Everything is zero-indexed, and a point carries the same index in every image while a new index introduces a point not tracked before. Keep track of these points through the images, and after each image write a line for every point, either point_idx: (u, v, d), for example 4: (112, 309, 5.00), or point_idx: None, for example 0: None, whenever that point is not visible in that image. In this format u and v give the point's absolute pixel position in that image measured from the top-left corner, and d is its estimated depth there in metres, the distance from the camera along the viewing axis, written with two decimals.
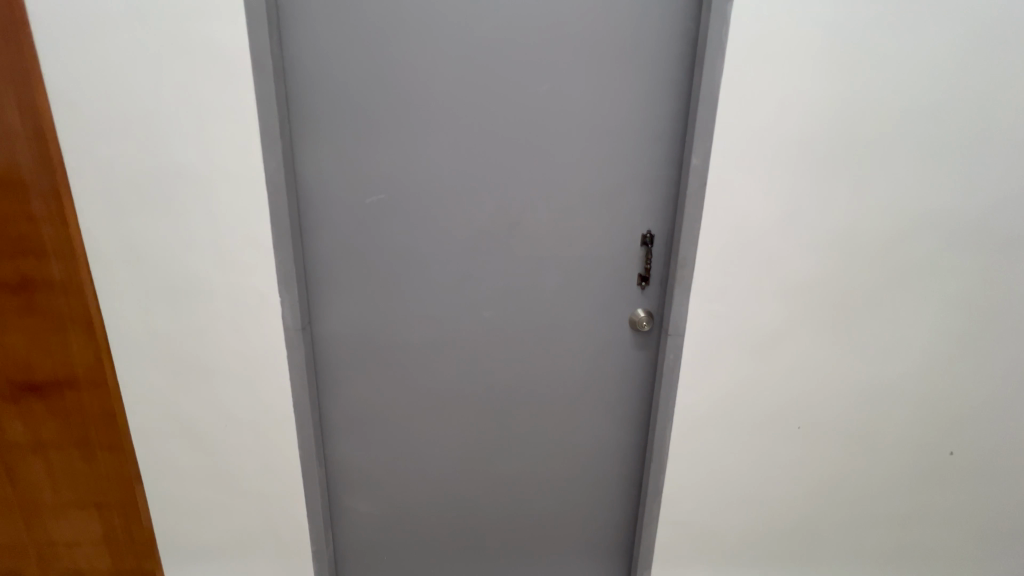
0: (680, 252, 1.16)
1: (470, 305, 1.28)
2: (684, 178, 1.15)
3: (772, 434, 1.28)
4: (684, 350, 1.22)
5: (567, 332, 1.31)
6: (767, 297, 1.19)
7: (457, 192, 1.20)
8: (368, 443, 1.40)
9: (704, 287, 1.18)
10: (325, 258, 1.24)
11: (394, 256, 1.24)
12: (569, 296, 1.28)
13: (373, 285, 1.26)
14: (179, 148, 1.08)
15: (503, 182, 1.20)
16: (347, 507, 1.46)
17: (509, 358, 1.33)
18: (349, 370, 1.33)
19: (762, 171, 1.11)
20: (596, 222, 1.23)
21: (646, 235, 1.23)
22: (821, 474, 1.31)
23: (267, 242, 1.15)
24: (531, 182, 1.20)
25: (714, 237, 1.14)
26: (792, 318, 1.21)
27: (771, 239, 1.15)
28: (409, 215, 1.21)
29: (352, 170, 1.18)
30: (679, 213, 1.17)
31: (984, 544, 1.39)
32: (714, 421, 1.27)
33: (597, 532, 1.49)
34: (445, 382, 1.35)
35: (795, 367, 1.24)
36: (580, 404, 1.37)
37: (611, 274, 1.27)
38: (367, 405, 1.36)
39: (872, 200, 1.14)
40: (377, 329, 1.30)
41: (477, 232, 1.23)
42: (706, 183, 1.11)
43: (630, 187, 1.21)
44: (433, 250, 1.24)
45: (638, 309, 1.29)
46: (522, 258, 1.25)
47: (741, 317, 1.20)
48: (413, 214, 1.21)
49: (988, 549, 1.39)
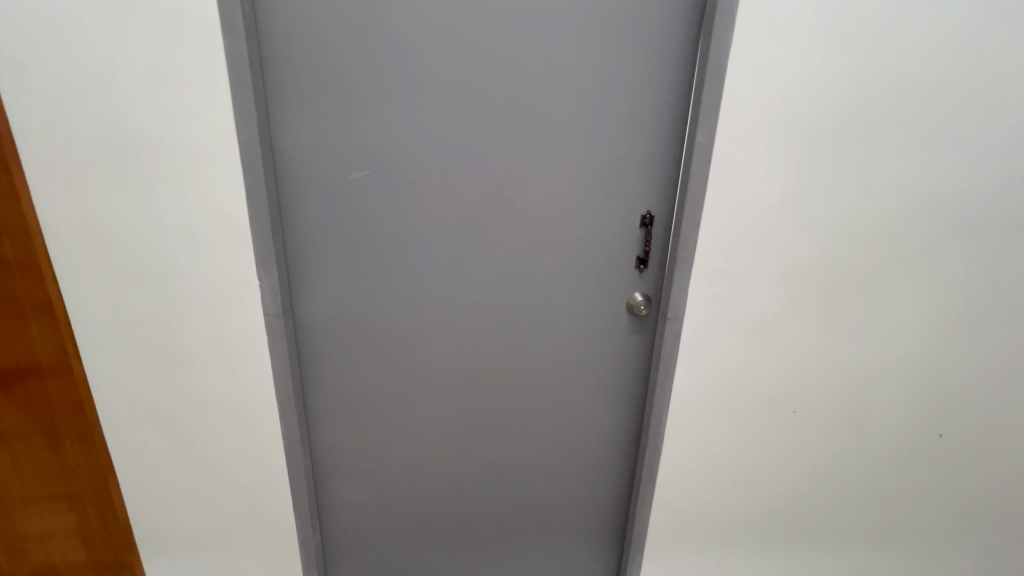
0: (681, 234, 1.12)
1: (463, 288, 1.23)
2: (687, 156, 1.10)
3: (767, 420, 1.27)
4: (682, 335, 1.19)
5: (562, 316, 1.27)
6: (767, 281, 1.16)
7: (448, 168, 1.13)
8: (355, 431, 1.35)
9: (705, 271, 1.14)
10: (308, 239, 1.17)
11: (381, 237, 1.18)
12: (565, 279, 1.24)
13: (359, 268, 1.20)
14: (144, 115, 0.98)
15: (497, 158, 1.13)
16: (334, 496, 1.42)
17: (503, 344, 1.29)
18: (334, 356, 1.27)
19: (768, 151, 1.06)
20: (594, 204, 1.18)
21: (645, 216, 1.18)
22: (812, 456, 1.31)
23: (244, 221, 1.07)
24: (527, 160, 1.14)
25: (715, 218, 1.10)
26: (790, 301, 1.18)
27: (773, 221, 1.12)
28: (397, 194, 1.15)
29: (336, 144, 1.10)
30: (680, 193, 1.13)
31: (972, 525, 1.40)
32: (709, 407, 1.26)
33: (590, 517, 1.48)
34: (436, 367, 1.30)
35: (791, 351, 1.22)
36: (575, 390, 1.34)
37: (608, 257, 1.23)
38: (354, 391, 1.31)
39: (875, 182, 1.11)
40: (363, 313, 1.24)
41: (470, 212, 1.17)
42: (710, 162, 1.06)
43: (629, 165, 1.16)
44: (424, 230, 1.18)
45: (635, 293, 1.25)
46: (516, 241, 1.20)
47: (740, 302, 1.17)
48: (402, 192, 1.14)
49: (973, 533, 1.41)
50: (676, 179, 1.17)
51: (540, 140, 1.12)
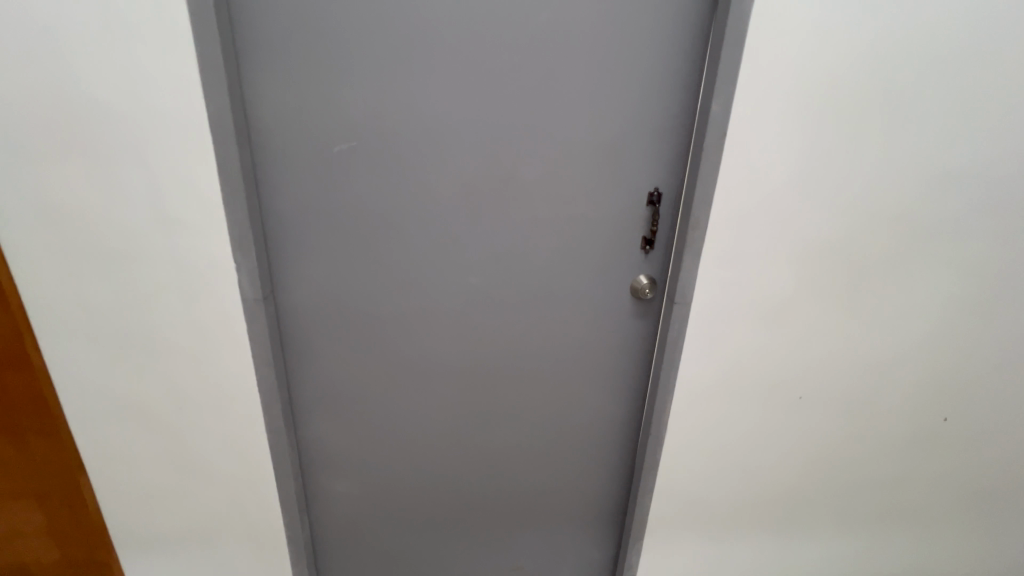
0: (692, 213, 1.05)
1: (458, 271, 1.16)
2: (700, 129, 1.03)
3: (773, 407, 1.24)
4: (690, 320, 1.13)
5: (563, 300, 1.21)
6: (779, 263, 1.11)
7: (442, 141, 1.04)
8: (345, 421, 1.28)
9: (716, 252, 1.08)
10: (289, 218, 1.07)
11: (370, 215, 1.09)
12: (567, 261, 1.17)
13: (346, 250, 1.11)
14: (97, 76, 0.87)
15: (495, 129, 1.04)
16: (323, 488, 1.36)
17: (501, 329, 1.22)
18: (321, 343, 1.20)
19: (787, 123, 0.99)
20: (599, 180, 1.10)
21: (653, 193, 1.11)
22: (817, 443, 1.29)
23: (216, 198, 0.97)
24: (527, 132, 1.05)
25: (729, 196, 1.04)
26: (801, 284, 1.13)
27: (789, 199, 1.06)
28: (386, 169, 1.05)
29: (317, 113, 1.00)
30: (691, 169, 1.06)
31: (971, 508, 1.40)
32: (715, 393, 1.21)
33: (589, 505, 1.45)
34: (430, 354, 1.23)
35: (801, 336, 1.18)
36: (575, 377, 1.29)
37: (612, 237, 1.16)
38: (343, 380, 1.24)
39: (897, 158, 1.05)
40: (351, 298, 1.16)
41: (466, 189, 1.08)
42: (725, 135, 0.99)
43: (637, 139, 1.08)
44: (416, 208, 1.09)
45: (640, 276, 1.19)
46: (515, 220, 1.12)
47: (751, 285, 1.12)
48: (392, 166, 1.05)
49: (974, 515, 1.41)
50: (685, 154, 1.10)
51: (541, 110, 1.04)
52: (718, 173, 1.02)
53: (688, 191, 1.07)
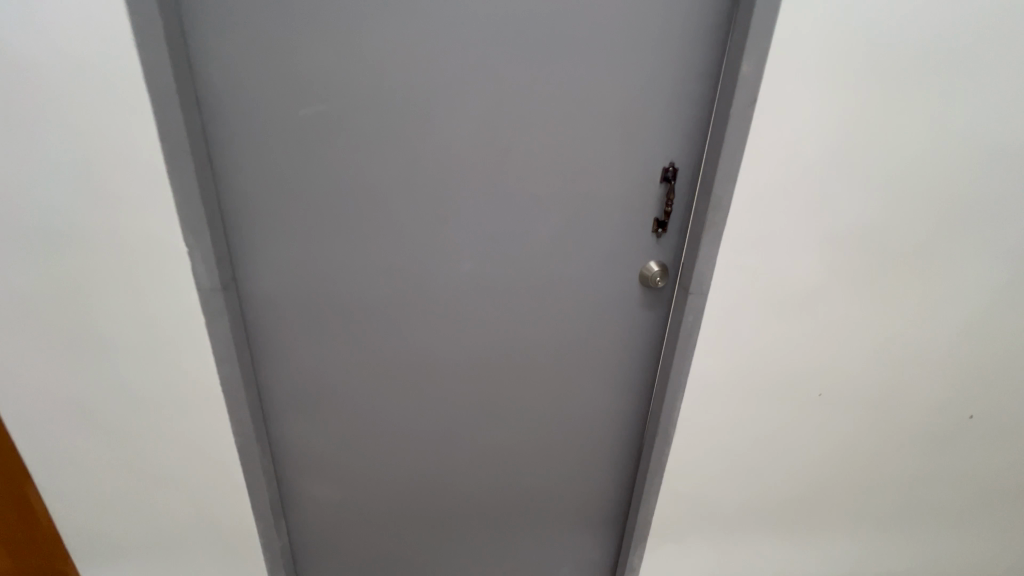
0: (713, 191, 0.93)
1: (449, 255, 1.03)
2: (725, 94, 0.90)
3: (788, 404, 1.15)
4: (706, 310, 1.02)
5: (565, 289, 1.09)
6: (807, 249, 1.00)
7: (428, 105, 0.90)
8: (323, 425, 1.17)
9: (737, 237, 0.97)
10: (250, 195, 0.93)
11: (344, 192, 0.95)
12: (570, 246, 1.05)
13: (319, 231, 0.98)
14: (8, 19, 0.71)
15: (490, 93, 0.90)
16: (301, 494, 1.24)
17: (497, 320, 1.11)
18: (293, 337, 1.07)
19: (825, 88, 0.87)
20: (608, 153, 0.97)
21: (668, 169, 0.99)
22: (834, 442, 1.21)
23: (161, 170, 0.83)
24: (528, 96, 0.91)
25: (755, 173, 0.92)
26: (829, 273, 1.02)
27: (821, 177, 0.94)
28: (362, 138, 0.91)
29: (279, 70, 0.85)
30: (713, 140, 0.93)
31: (989, 508, 1.34)
32: (729, 390, 1.12)
33: (590, 506, 1.36)
34: (418, 347, 1.11)
35: (825, 329, 1.08)
36: (577, 372, 1.18)
37: (621, 219, 1.03)
38: (320, 376, 1.12)
39: (948, 132, 0.93)
40: (326, 285, 1.02)
41: (458, 162, 0.95)
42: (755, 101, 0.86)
43: (651, 106, 0.94)
44: (399, 183, 0.95)
45: (651, 262, 1.07)
46: (513, 198, 0.99)
47: (774, 273, 1.01)
48: (370, 135, 0.91)
49: (988, 513, 1.35)
50: (706, 123, 0.97)
51: (543, 69, 0.90)
52: (745, 146, 0.89)
53: (710, 167, 0.94)
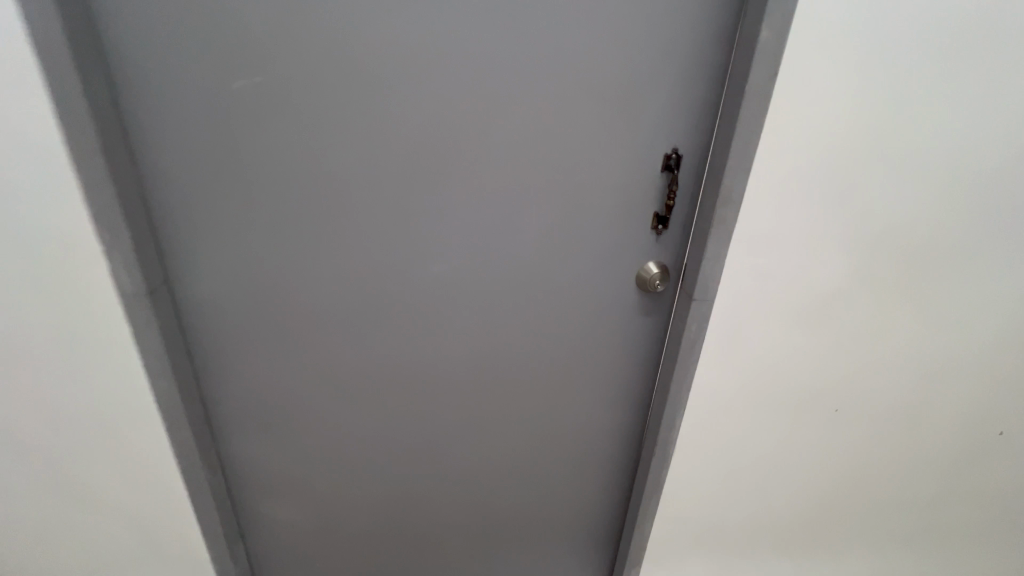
0: (724, 182, 0.76)
1: (420, 258, 0.86)
2: (742, 61, 0.72)
3: (801, 420, 1.03)
4: (712, 322, 0.88)
5: (552, 297, 0.93)
6: (831, 249, 0.84)
7: (375, 74, 0.72)
8: (278, 447, 1.03)
9: (750, 237, 0.81)
10: (175, 183, 0.76)
11: (286, 180, 0.78)
12: (559, 247, 0.88)
13: (262, 227, 0.81)
14: None
15: (452, 60, 0.72)
16: (259, 517, 1.12)
17: (477, 332, 0.95)
18: (243, 349, 0.91)
19: (865, 55, 0.70)
20: (600, 135, 0.79)
21: (671, 155, 0.81)
22: (850, 460, 1.09)
23: (49, 157, 0.65)
24: (499, 64, 0.73)
25: (776, 161, 0.75)
26: (857, 277, 0.88)
27: (855, 165, 0.77)
28: (299, 114, 0.73)
29: (183, 27, 0.67)
30: (725, 120, 0.76)
31: (1014, 526, 1.23)
32: (736, 407, 1.00)
33: (580, 524, 1.26)
34: (387, 362, 0.96)
35: (848, 340, 0.94)
36: (567, 388, 1.03)
37: (616, 216, 0.86)
38: (275, 394, 0.97)
39: (1015, 112, 0.76)
40: (278, 292, 0.86)
41: (416, 146, 0.77)
42: (777, 71, 0.69)
43: (654, 77, 0.76)
44: (350, 171, 0.78)
45: (650, 264, 0.91)
46: (496, 190, 0.82)
47: (791, 278, 0.86)
48: (307, 110, 0.73)
49: (1015, 531, 1.24)
50: (717, 98, 0.79)
51: (517, 30, 0.72)
52: (763, 127, 0.73)
53: (720, 153, 0.77)
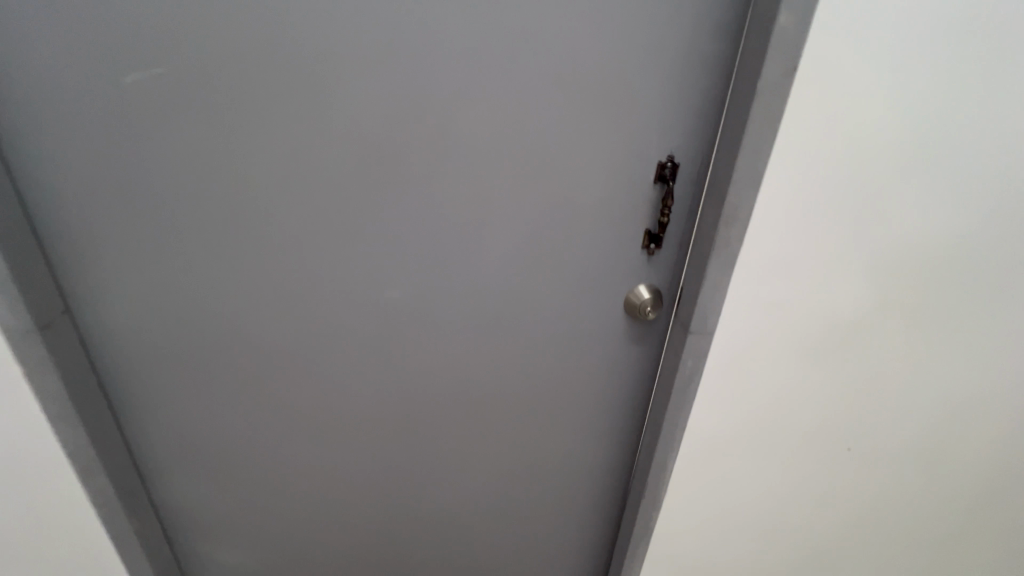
0: (727, 199, 0.63)
1: (369, 281, 0.74)
2: (753, 53, 0.58)
3: (807, 461, 0.90)
4: (709, 358, 0.76)
5: (527, 324, 0.81)
6: (857, 274, 0.71)
7: (304, 67, 0.60)
8: (219, 485, 0.91)
9: (759, 263, 0.68)
10: (69, 194, 0.64)
11: (204, 191, 0.65)
12: (533, 269, 0.76)
13: (178, 246, 0.69)
14: None
15: (395, 50, 0.59)
16: (207, 557, 1.01)
17: (441, 363, 0.83)
18: (169, 383, 0.79)
19: (908, 43, 0.56)
20: (578, 141, 0.67)
21: (666, 164, 0.69)
22: (863, 502, 0.96)
23: None
24: (454, 54, 0.60)
25: (792, 173, 0.62)
26: (885, 305, 0.74)
27: (890, 177, 0.64)
28: (214, 114, 0.61)
29: (57, 7, 0.54)
30: (730, 124, 0.63)
31: None
32: (736, 448, 0.87)
33: (563, 561, 1.15)
34: (339, 396, 0.85)
35: (868, 375, 0.80)
36: (546, 423, 0.92)
37: (600, 234, 0.74)
38: (212, 431, 0.85)
39: None
40: (205, 320, 0.75)
41: (356, 152, 0.65)
42: (796, 66, 0.56)
43: (645, 73, 0.63)
44: (280, 182, 0.66)
45: (641, 287, 0.79)
46: (456, 204, 0.70)
47: (807, 307, 0.73)
48: (221, 109, 0.61)
49: None
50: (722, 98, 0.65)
51: (474, 13, 0.59)
52: (776, 133, 0.59)
53: (723, 163, 0.64)
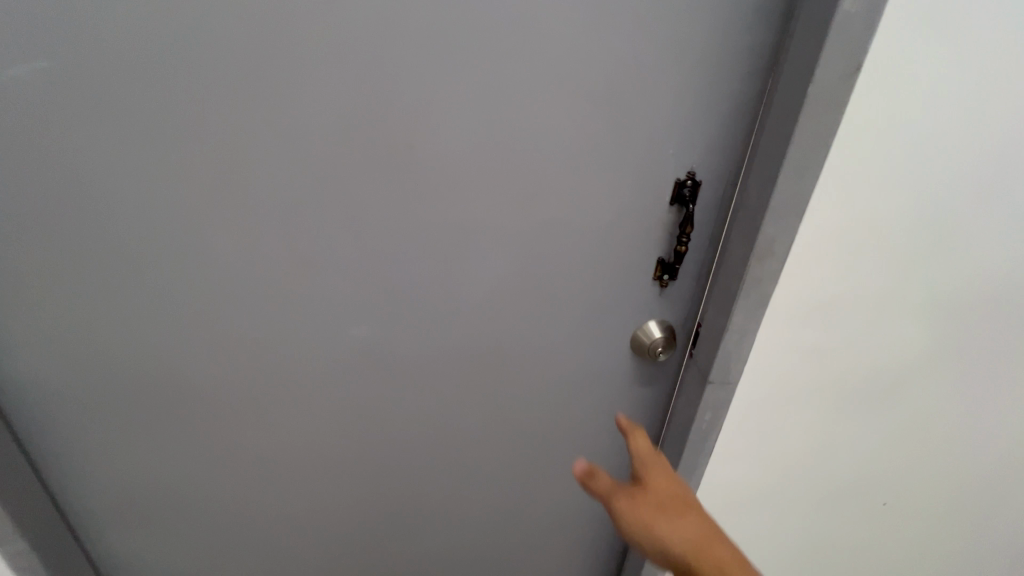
0: (762, 230, 0.52)
1: (331, 320, 0.63)
2: (800, 50, 0.46)
3: (836, 508, 0.80)
4: (732, 407, 0.65)
5: (519, 365, 0.70)
6: (908, 319, 0.60)
7: (216, 69, 0.46)
8: (171, 535, 0.83)
9: (794, 303, 0.57)
10: None
11: (106, 224, 0.53)
12: (525, 304, 0.65)
13: (94, 284, 0.57)
14: None
15: (348, 45, 0.47)
16: None
17: (421, 407, 0.73)
18: (106, 432, 0.70)
19: (1005, 41, 0.44)
20: (577, 156, 0.55)
21: (685, 183, 0.57)
22: (893, 556, 0.87)
23: None
24: (418, 48, 0.47)
25: (841, 201, 0.51)
26: (939, 353, 0.64)
27: (963, 209, 0.53)
28: (107, 132, 0.48)
29: None
30: (766, 137, 0.50)
31: None
32: (755, 500, 0.78)
33: None
34: (305, 443, 0.74)
35: (909, 428, 0.71)
36: (540, 467, 0.82)
37: (605, 265, 0.63)
38: (162, 479, 0.76)
39: None
40: (137, 365, 0.64)
41: (306, 173, 0.53)
42: (860, 67, 0.44)
43: (663, 76, 0.51)
44: (203, 211, 0.54)
45: (651, 323, 0.67)
46: (432, 233, 0.58)
47: (845, 353, 0.62)
48: (128, 122, 0.48)
49: None
50: (757, 102, 0.53)
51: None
52: (829, 151, 0.47)
53: (757, 185, 0.52)
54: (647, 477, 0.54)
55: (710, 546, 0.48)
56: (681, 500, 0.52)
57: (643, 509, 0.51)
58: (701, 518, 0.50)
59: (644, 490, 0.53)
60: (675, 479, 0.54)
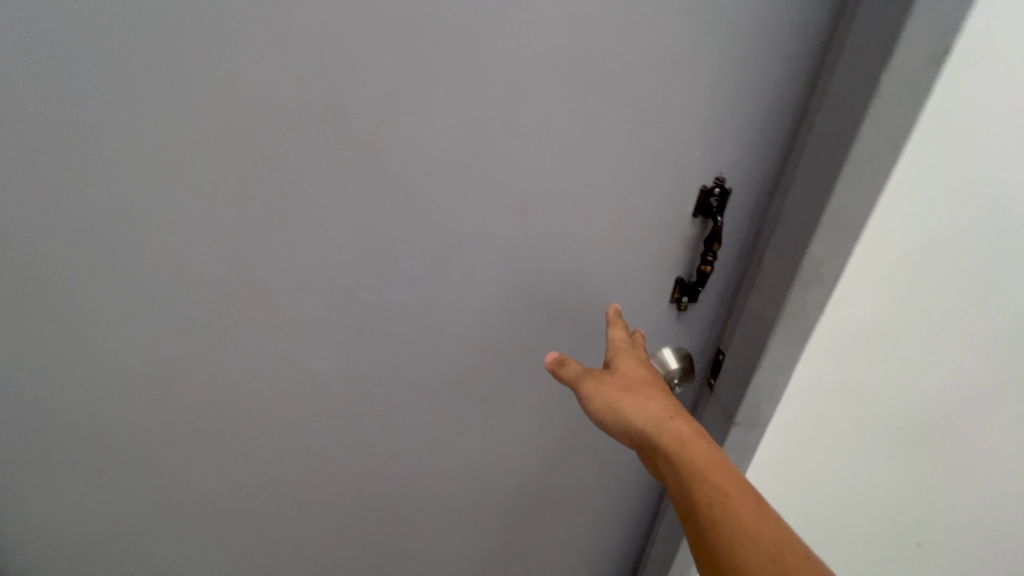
0: (808, 250, 0.42)
1: (298, 343, 0.56)
2: (868, 28, 0.36)
3: (860, 548, 0.70)
4: (759, 447, 0.56)
5: (511, 396, 0.62)
6: (968, 345, 0.51)
7: (135, 57, 0.40)
8: (130, 568, 0.76)
9: (833, 326, 0.48)
10: None
11: (38, 230, 0.48)
12: (519, 329, 0.56)
13: (36, 295, 0.51)
14: None
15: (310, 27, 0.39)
16: None
17: (401, 439, 0.65)
18: (57, 455, 0.64)
19: None
20: (584, 157, 0.46)
21: (714, 192, 0.47)
22: None
23: None
24: (393, 27, 0.40)
25: (899, 200, 0.41)
26: (1003, 386, 0.53)
27: None
28: (10, 126, 0.43)
29: None
30: (813, 136, 0.41)
31: None
32: None
33: None
34: (272, 475, 0.67)
35: (957, 468, 0.61)
36: (536, 504, 0.74)
37: (614, 286, 0.54)
38: (118, 509, 0.69)
39: None
40: (86, 384, 0.58)
41: (266, 174, 0.45)
42: (948, 51, 0.35)
43: (690, 63, 0.42)
44: (125, 217, 0.47)
45: (666, 351, 0.56)
46: (411, 246, 0.50)
47: (889, 383, 0.53)
48: (63, 114, 0.42)
49: None
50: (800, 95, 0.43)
51: None
52: (900, 156, 0.38)
53: (803, 197, 0.43)
54: (617, 362, 0.47)
55: (678, 431, 0.40)
56: (650, 383, 0.45)
57: (607, 389, 0.45)
58: (673, 405, 0.43)
59: (611, 373, 0.46)
60: (651, 370, 0.47)
